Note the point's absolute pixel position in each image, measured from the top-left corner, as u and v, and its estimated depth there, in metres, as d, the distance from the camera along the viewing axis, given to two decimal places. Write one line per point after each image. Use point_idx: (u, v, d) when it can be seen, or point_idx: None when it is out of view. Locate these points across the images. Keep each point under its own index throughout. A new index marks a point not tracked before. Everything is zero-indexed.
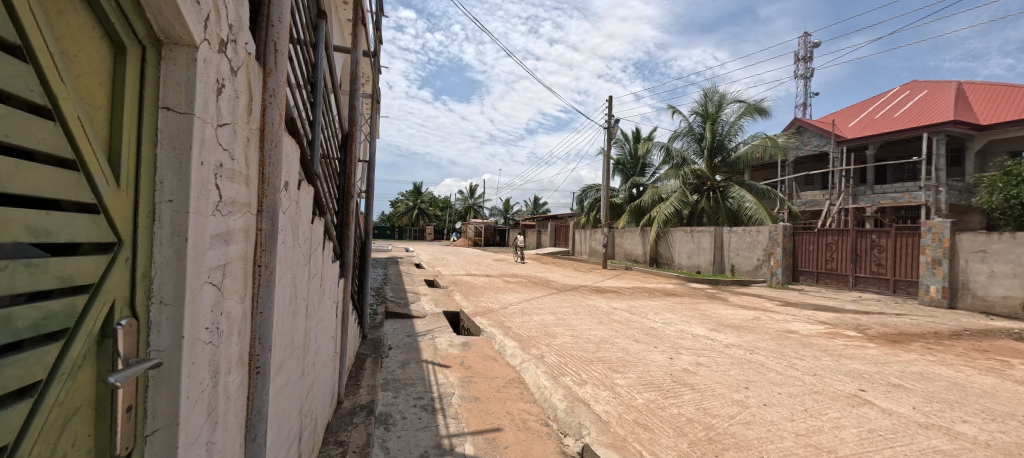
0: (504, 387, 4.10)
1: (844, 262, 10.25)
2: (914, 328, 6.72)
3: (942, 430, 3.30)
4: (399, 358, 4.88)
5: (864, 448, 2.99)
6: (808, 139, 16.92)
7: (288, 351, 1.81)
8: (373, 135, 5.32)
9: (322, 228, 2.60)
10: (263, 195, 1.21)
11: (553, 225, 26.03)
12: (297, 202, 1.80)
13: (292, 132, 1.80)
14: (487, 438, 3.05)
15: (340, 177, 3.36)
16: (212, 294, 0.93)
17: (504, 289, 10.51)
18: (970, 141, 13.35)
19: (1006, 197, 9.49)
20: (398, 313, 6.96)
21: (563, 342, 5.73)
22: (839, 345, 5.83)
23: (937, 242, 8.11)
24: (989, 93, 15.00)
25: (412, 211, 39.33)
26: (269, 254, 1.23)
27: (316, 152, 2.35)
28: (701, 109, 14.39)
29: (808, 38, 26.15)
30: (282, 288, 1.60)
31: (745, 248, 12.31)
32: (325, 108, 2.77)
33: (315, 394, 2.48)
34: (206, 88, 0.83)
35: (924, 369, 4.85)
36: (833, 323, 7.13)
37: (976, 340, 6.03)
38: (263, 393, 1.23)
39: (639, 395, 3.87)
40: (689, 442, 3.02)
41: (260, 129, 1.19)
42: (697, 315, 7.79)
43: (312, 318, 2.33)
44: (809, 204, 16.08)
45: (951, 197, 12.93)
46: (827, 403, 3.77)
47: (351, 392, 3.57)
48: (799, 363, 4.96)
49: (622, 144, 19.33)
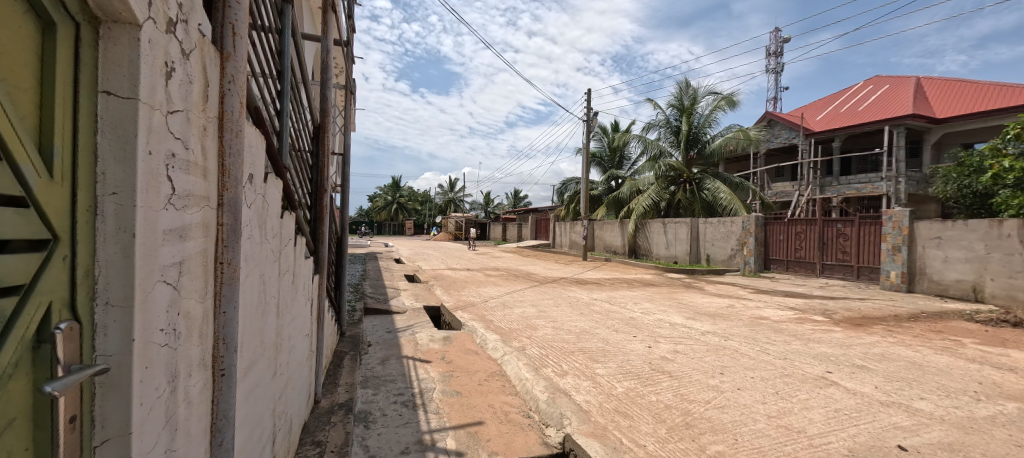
0: (485, 381, 4.08)
1: (812, 251, 10.64)
2: (876, 312, 7.06)
3: (902, 407, 3.47)
4: (379, 354, 4.82)
5: (831, 427, 3.11)
6: (779, 132, 17.49)
7: (258, 352, 1.73)
8: (349, 129, 5.23)
9: (293, 224, 2.52)
10: (223, 188, 1.14)
11: (533, 218, 26.17)
12: (264, 196, 1.73)
13: (257, 123, 1.73)
14: (469, 432, 3.04)
15: (312, 171, 3.27)
16: (168, 293, 0.87)
17: (485, 283, 10.44)
18: (928, 133, 14.03)
19: (960, 186, 10.13)
20: (378, 309, 6.84)
21: (544, 333, 5.78)
22: (808, 329, 6.07)
23: (897, 230, 8.53)
24: (945, 88, 15.76)
25: (391, 206, 38.82)
26: (233, 251, 1.17)
27: (285, 144, 2.27)
28: (677, 102, 14.54)
29: (778, 34, 27.07)
30: (250, 286, 1.55)
31: (720, 239, 12.63)
32: (295, 99, 2.68)
33: (290, 393, 2.41)
34: (152, 72, 0.77)
35: (885, 350, 5.10)
36: (802, 309, 7.42)
37: (932, 322, 6.38)
38: (230, 397, 1.18)
39: (619, 384, 3.93)
40: (667, 428, 3.08)
41: (219, 118, 1.13)
42: (675, 304, 8.00)
43: (285, 316, 2.26)
44: (780, 195, 16.74)
45: (910, 186, 13.63)
46: (797, 385, 3.92)
47: (329, 391, 3.49)
48: (771, 348, 5.14)
49: (600, 137, 19.66)
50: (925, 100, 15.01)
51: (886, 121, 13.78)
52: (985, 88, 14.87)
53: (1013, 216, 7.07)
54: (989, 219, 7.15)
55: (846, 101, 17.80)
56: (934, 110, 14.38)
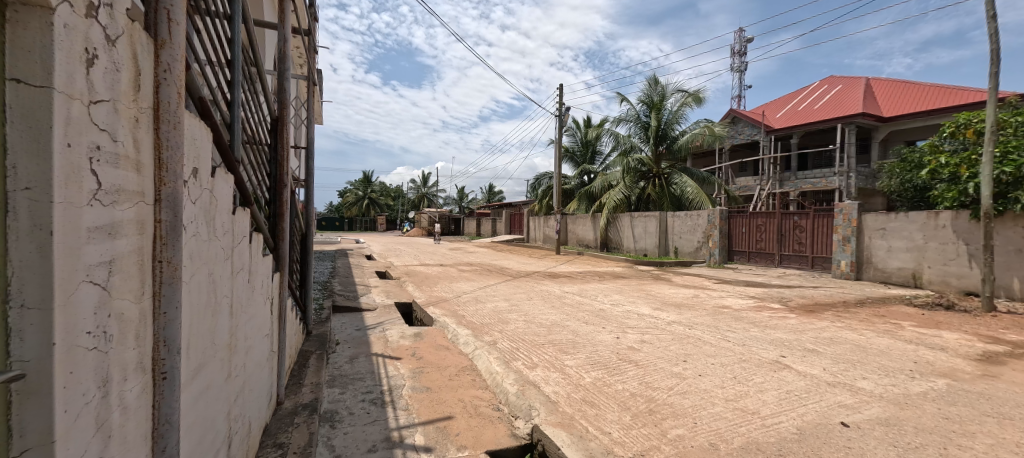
0: (455, 376, 4.08)
1: (772, 242, 11.17)
2: (827, 299, 7.53)
3: (846, 387, 3.73)
4: (347, 352, 4.73)
5: (782, 407, 3.31)
6: (742, 129, 18.24)
7: (208, 353, 1.67)
8: (312, 122, 5.06)
9: (248, 220, 2.41)
10: (160, 182, 1.09)
11: (508, 213, 26.26)
12: (211, 190, 1.65)
13: (203, 115, 1.65)
14: (438, 427, 3.04)
15: (270, 164, 3.15)
16: (95, 293, 0.82)
17: (458, 278, 10.41)
18: (876, 131, 15.01)
19: (903, 181, 10.94)
20: (347, 306, 6.70)
21: (516, 327, 5.83)
22: (766, 316, 6.40)
23: (847, 222, 9.13)
24: (891, 88, 16.88)
25: (361, 201, 37.94)
26: (173, 248, 1.11)
27: (236, 136, 2.17)
28: (647, 98, 14.72)
29: (742, 34, 28.12)
30: (197, 285, 1.48)
31: (687, 232, 13.11)
32: (247, 88, 2.57)
33: (248, 394, 2.33)
34: (69, 59, 0.72)
35: (834, 334, 5.44)
36: (761, 297, 7.82)
37: (876, 307, 6.86)
38: (173, 400, 1.13)
39: (587, 374, 4.03)
40: (632, 415, 3.18)
41: (154, 109, 1.07)
42: (644, 295, 8.24)
43: (241, 315, 2.18)
44: (743, 189, 17.54)
45: (859, 181, 14.54)
46: (753, 370, 4.13)
47: (293, 391, 3.40)
48: (731, 335, 5.39)
49: (573, 132, 19.92)
50: (873, 100, 15.99)
51: (839, 119, 14.59)
52: (925, 89, 15.97)
53: (948, 207, 7.58)
54: (928, 212, 7.73)
55: (803, 100, 18.76)
56: (881, 109, 15.35)
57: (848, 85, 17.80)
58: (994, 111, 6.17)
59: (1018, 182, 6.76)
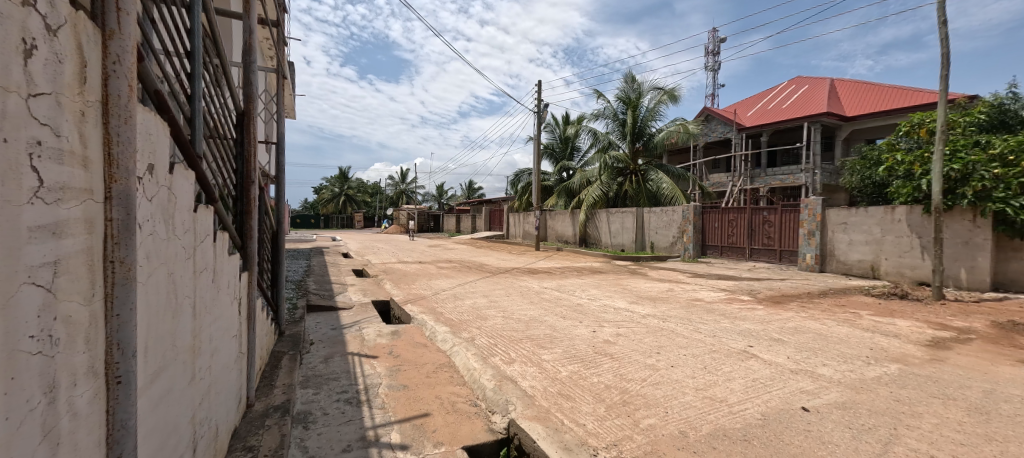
0: (433, 373, 4.07)
1: (743, 237, 11.55)
2: (793, 290, 7.86)
3: (807, 374, 3.92)
4: (321, 352, 4.65)
5: (748, 395, 3.45)
6: (715, 127, 18.74)
7: (169, 356, 1.61)
8: (282, 116, 4.90)
9: (212, 217, 2.33)
10: (111, 179, 1.04)
11: (487, 209, 26.21)
12: (170, 187, 1.59)
13: (159, 108, 1.58)
14: (415, 425, 3.02)
15: (236, 160, 3.04)
16: (38, 296, 0.79)
17: (437, 275, 10.35)
18: (839, 130, 15.73)
19: (863, 178, 11.54)
20: (322, 305, 6.56)
21: (494, 323, 5.85)
22: (736, 308, 6.65)
23: (812, 216, 9.54)
24: (853, 89, 17.70)
25: (338, 198, 37.15)
26: (126, 247, 1.07)
27: (198, 131, 2.08)
28: (624, 95, 14.85)
29: (715, 34, 28.86)
30: (154, 285, 1.43)
31: (663, 227, 13.41)
32: (208, 80, 2.47)
33: (214, 397, 2.27)
34: (4, 50, 0.69)
35: (798, 324, 5.70)
36: (732, 290, 8.10)
37: (838, 297, 7.22)
38: (128, 405, 1.09)
39: (564, 368, 4.09)
40: (606, 406, 3.25)
41: (102, 103, 1.02)
42: (620, 289, 8.41)
43: (205, 317, 2.11)
44: (716, 185, 18.09)
45: (824, 177, 15.21)
46: (722, 359, 4.29)
47: (264, 393, 3.32)
48: (703, 327, 5.57)
49: (552, 128, 20.05)
50: (837, 100, 16.73)
51: (805, 119, 15.19)
52: (884, 90, 16.78)
53: (903, 202, 8.00)
54: (886, 207, 8.16)
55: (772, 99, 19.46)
56: (844, 109, 16.05)
57: (814, 85, 18.51)
58: (945, 112, 6.53)
59: (965, 179, 7.21)
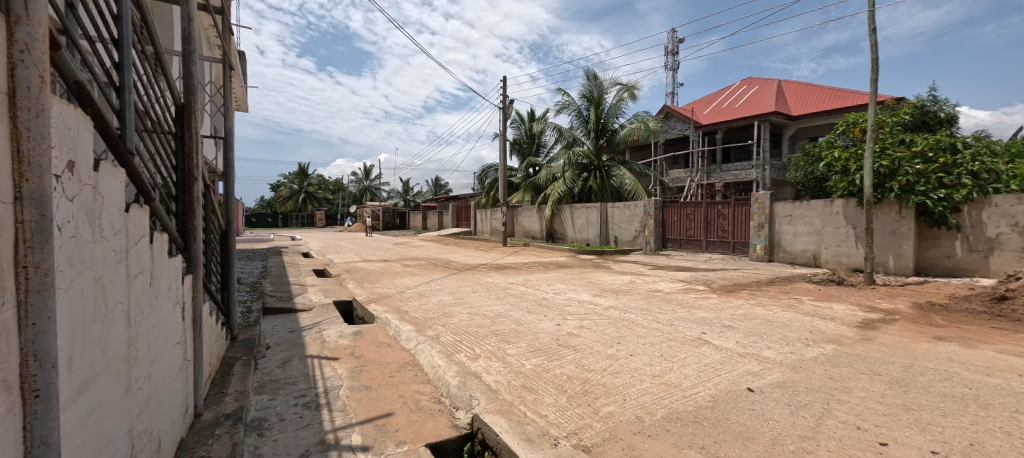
0: (396, 372, 4.02)
1: (700, 230, 12.08)
2: (744, 279, 8.34)
3: (754, 357, 4.19)
4: (278, 356, 4.47)
5: (701, 379, 3.65)
6: (673, 124, 19.49)
7: (99, 366, 1.51)
8: (229, 110, 4.62)
9: (149, 218, 2.18)
10: (22, 178, 0.96)
11: (453, 205, 25.97)
12: (93, 185, 1.47)
13: (81, 100, 1.47)
14: (377, 425, 2.98)
15: (177, 156, 2.85)
16: None
17: (402, 273, 10.18)
18: (786, 128, 16.81)
19: (807, 173, 12.44)
20: (280, 307, 6.30)
21: (459, 320, 5.84)
22: (692, 297, 6.99)
23: (761, 210, 10.11)
24: (798, 91, 18.94)
25: (297, 195, 35.60)
26: (42, 251, 0.99)
27: (128, 126, 1.94)
28: (587, 92, 15.06)
29: (674, 35, 29.98)
30: (79, 292, 1.33)
31: (626, 221, 13.82)
32: (140, 70, 2.28)
33: (155, 409, 2.14)
34: None
35: (747, 310, 6.06)
36: (689, 280, 8.48)
37: (783, 285, 7.73)
38: (49, 419, 1.02)
39: (528, 362, 4.15)
40: (568, 397, 3.34)
41: (11, 96, 0.94)
42: (584, 283, 8.62)
43: (142, 324, 1.97)
44: (675, 181, 18.88)
45: (773, 173, 16.20)
46: (677, 347, 4.49)
47: (213, 400, 3.15)
48: (661, 317, 5.81)
49: (518, 124, 20.14)
50: (783, 100, 17.86)
51: (755, 117, 16.10)
52: (825, 92, 18.04)
53: (841, 196, 8.75)
54: (825, 200, 8.80)
55: (726, 98, 20.49)
56: (790, 108, 17.11)
57: (763, 86, 19.60)
58: (875, 112, 7.12)
59: (892, 175, 7.95)
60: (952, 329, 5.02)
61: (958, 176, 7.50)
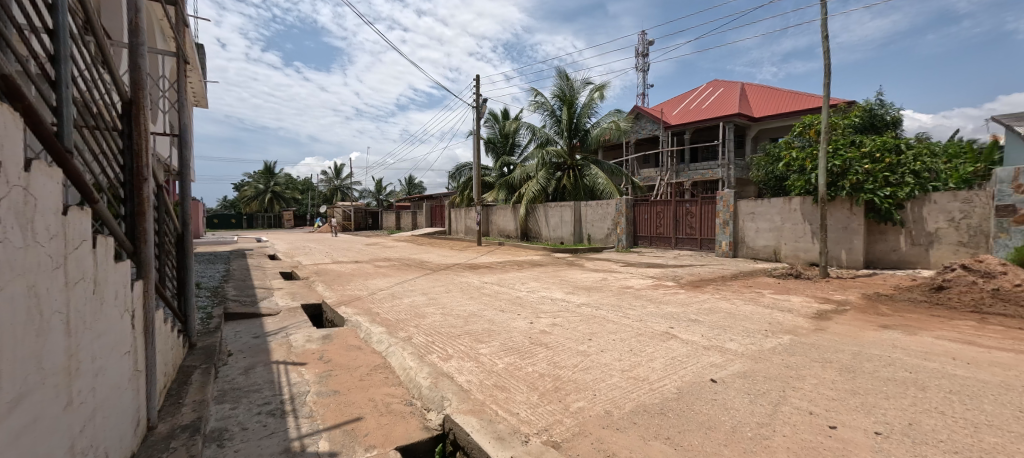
0: (367, 375, 3.94)
1: (669, 227, 12.43)
2: (710, 275, 8.64)
3: (717, 349, 4.35)
4: (241, 363, 4.30)
5: (668, 372, 3.75)
6: (644, 124, 19.98)
7: (34, 379, 1.41)
8: (184, 105, 4.38)
9: (91, 221, 2.03)
10: None
11: (427, 205, 25.68)
12: (23, 186, 1.37)
13: (9, 94, 1.35)
14: (345, 430, 2.91)
15: (125, 155, 2.68)
16: None
17: (374, 274, 9.99)
18: (748, 129, 17.57)
19: (768, 172, 13.04)
20: (243, 312, 6.06)
21: (432, 320, 5.78)
22: (661, 293, 7.20)
23: (726, 207, 10.50)
24: (759, 93, 19.80)
25: (262, 195, 34.31)
26: None
27: (68, 122, 1.81)
28: (560, 92, 15.17)
29: (643, 37, 30.76)
30: (7, 302, 1.24)
31: (598, 220, 14.06)
32: (80, 63, 2.13)
33: (101, 423, 2.00)
34: None
35: (712, 304, 6.30)
36: (658, 276, 8.72)
37: (746, 279, 8.07)
38: None
39: (500, 361, 4.15)
40: (539, 394, 3.36)
41: None
42: (558, 281, 8.71)
43: (85, 333, 1.86)
44: (646, 180, 19.37)
45: (737, 172, 16.90)
46: (646, 341, 4.61)
47: (169, 412, 2.99)
48: (631, 312, 5.95)
49: (491, 123, 20.13)
50: (746, 102, 18.63)
51: (720, 119, 16.71)
52: (785, 95, 18.96)
53: (798, 194, 9.20)
54: (784, 198, 9.24)
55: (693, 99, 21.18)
56: (752, 110, 17.87)
57: (727, 88, 20.38)
58: (828, 115, 7.50)
59: (844, 174, 8.40)
60: (896, 318, 5.38)
61: (902, 175, 8.03)
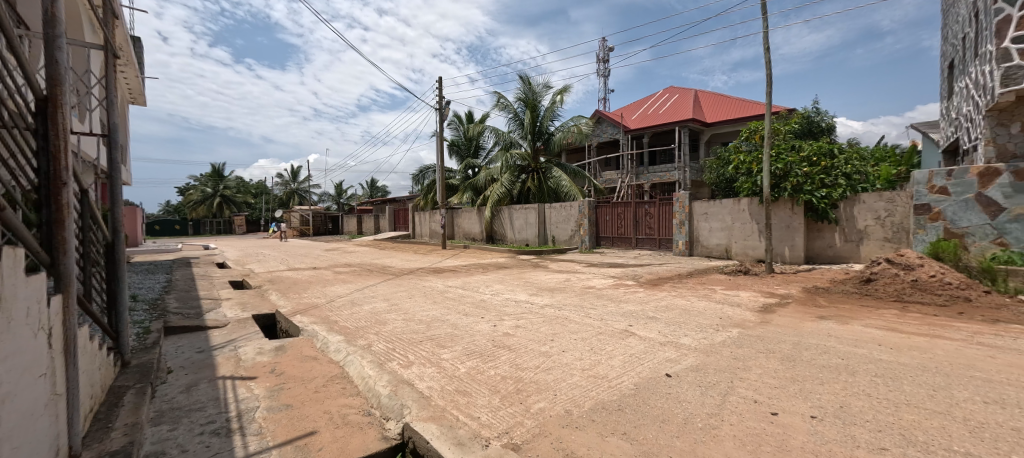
0: (322, 387, 3.77)
1: (629, 228, 12.80)
2: (668, 273, 8.98)
3: (672, 344, 4.51)
4: (182, 381, 4.00)
5: (627, 369, 3.84)
6: (605, 128, 20.60)
7: None
8: (114, 102, 4.00)
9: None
10: None
11: (389, 209, 25.08)
12: None
13: None
14: (297, 446, 2.77)
15: (40, 156, 2.40)
16: None
17: (332, 281, 9.63)
18: (702, 133, 18.55)
19: (719, 174, 13.78)
20: (185, 325, 5.65)
21: (393, 327, 5.64)
22: (621, 292, 7.39)
23: (682, 208, 10.94)
24: (711, 99, 20.91)
25: (210, 199, 32.25)
26: None
27: None
28: (524, 96, 15.29)
29: (603, 43, 31.62)
30: None
31: (562, 221, 14.28)
32: None
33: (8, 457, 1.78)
34: None
35: (669, 301, 6.54)
36: (619, 276, 8.95)
37: (700, 276, 8.44)
38: None
39: (462, 365, 4.11)
40: (501, 397, 3.35)
41: None
42: (522, 283, 8.73)
43: None
44: (608, 182, 19.94)
45: (691, 174, 17.74)
46: (606, 340, 4.71)
47: (95, 438, 2.70)
48: (593, 312, 6.06)
49: (456, 126, 20.04)
50: (699, 108, 19.61)
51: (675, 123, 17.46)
52: (734, 101, 20.12)
53: (747, 195, 9.73)
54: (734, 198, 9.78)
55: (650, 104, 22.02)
56: (705, 116, 18.82)
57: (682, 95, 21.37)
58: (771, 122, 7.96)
59: (786, 176, 8.96)
60: (832, 309, 5.81)
61: (835, 177, 8.69)
